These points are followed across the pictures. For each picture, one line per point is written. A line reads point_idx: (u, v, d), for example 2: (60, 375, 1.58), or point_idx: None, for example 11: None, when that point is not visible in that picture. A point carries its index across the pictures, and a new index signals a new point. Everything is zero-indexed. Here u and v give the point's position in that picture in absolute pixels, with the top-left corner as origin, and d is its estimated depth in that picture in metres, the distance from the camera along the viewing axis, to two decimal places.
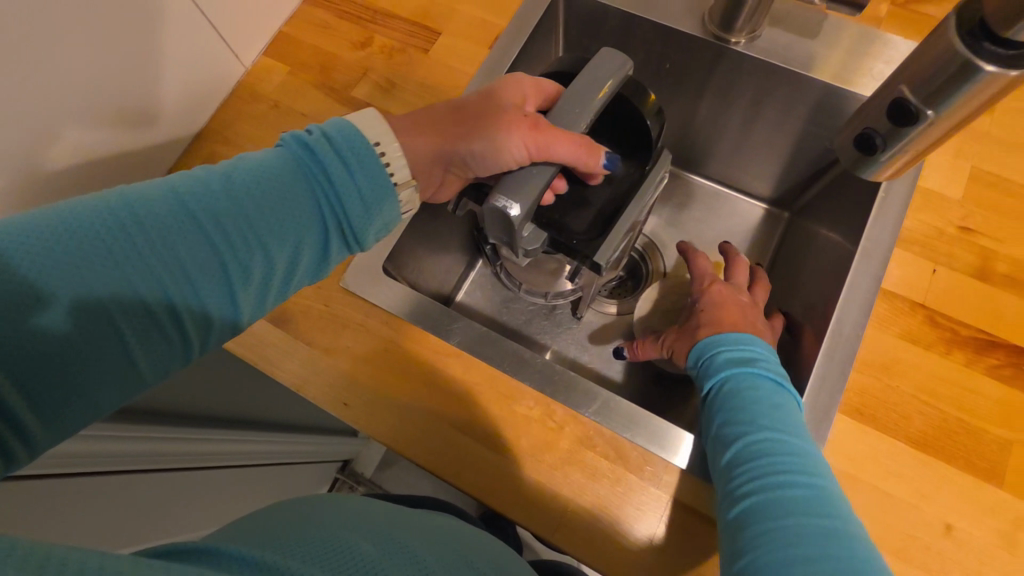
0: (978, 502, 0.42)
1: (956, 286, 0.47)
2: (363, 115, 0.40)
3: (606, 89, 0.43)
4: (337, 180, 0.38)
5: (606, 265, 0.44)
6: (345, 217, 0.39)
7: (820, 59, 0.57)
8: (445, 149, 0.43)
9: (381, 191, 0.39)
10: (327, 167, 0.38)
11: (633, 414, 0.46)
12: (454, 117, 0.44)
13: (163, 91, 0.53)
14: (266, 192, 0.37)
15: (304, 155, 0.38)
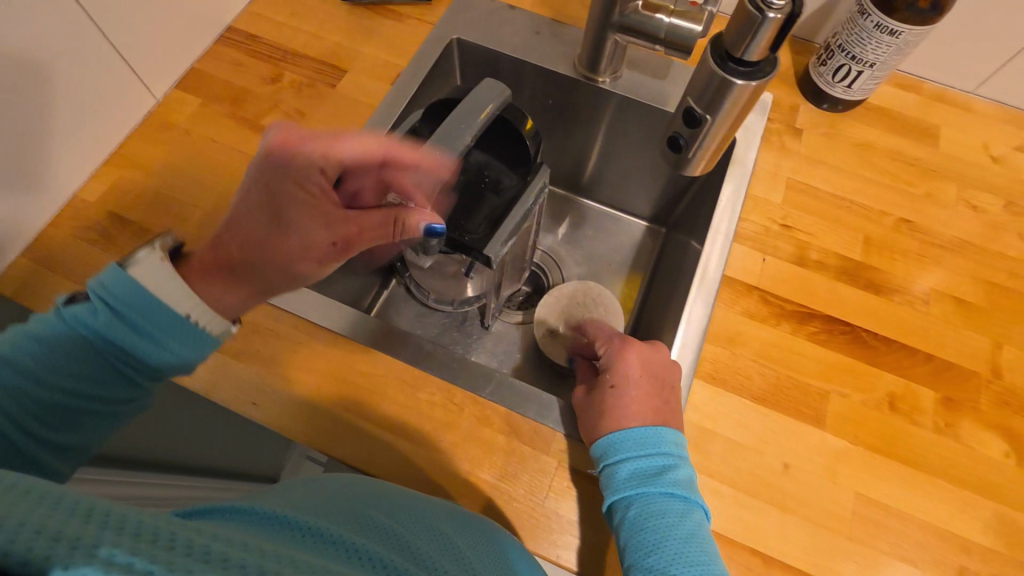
0: (808, 443, 0.50)
1: (781, 270, 0.58)
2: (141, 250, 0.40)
3: (490, 110, 0.50)
4: (138, 339, 0.39)
5: (494, 257, 0.51)
6: (142, 362, 0.40)
7: (670, 96, 0.69)
8: (272, 282, 0.46)
9: (194, 344, 0.41)
10: (121, 341, 0.39)
11: (525, 391, 0.52)
12: (292, 263, 0.46)
13: (70, 117, 0.55)
14: (72, 372, 0.39)
15: (107, 333, 0.39)
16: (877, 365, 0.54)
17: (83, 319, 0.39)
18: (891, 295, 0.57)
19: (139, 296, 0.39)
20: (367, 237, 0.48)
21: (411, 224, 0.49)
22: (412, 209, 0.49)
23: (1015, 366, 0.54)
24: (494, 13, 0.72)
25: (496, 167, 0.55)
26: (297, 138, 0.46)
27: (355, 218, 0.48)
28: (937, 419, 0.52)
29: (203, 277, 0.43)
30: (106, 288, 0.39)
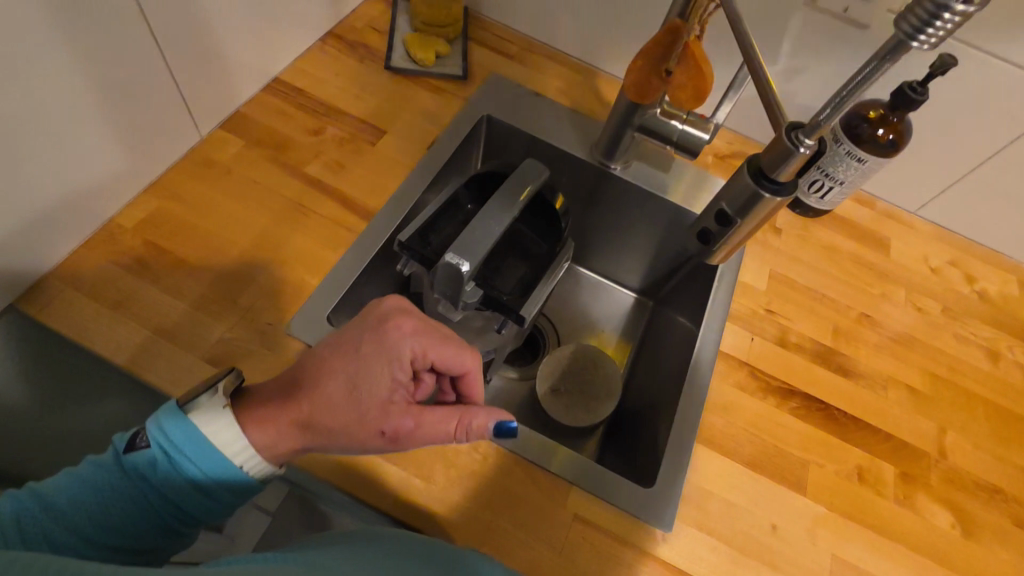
0: (792, 507, 0.56)
1: (765, 349, 0.66)
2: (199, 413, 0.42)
3: (533, 186, 0.56)
4: (194, 496, 0.41)
5: (529, 318, 0.55)
6: (189, 516, 0.42)
7: (672, 187, 0.78)
8: (314, 439, 0.45)
9: (243, 492, 0.43)
10: (177, 497, 0.41)
11: (545, 445, 0.55)
12: (347, 438, 0.45)
13: (120, 145, 0.57)
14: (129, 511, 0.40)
15: (164, 491, 0.41)
16: (847, 440, 0.61)
17: (141, 470, 0.40)
18: (856, 378, 0.66)
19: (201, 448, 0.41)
20: (420, 434, 0.46)
21: (472, 427, 0.47)
22: (480, 413, 0.48)
23: (956, 449, 0.64)
24: (521, 97, 0.80)
25: (529, 237, 0.61)
26: (411, 310, 0.49)
27: (412, 418, 0.45)
28: (897, 491, 0.59)
29: (257, 417, 0.44)
30: (167, 437, 0.41)
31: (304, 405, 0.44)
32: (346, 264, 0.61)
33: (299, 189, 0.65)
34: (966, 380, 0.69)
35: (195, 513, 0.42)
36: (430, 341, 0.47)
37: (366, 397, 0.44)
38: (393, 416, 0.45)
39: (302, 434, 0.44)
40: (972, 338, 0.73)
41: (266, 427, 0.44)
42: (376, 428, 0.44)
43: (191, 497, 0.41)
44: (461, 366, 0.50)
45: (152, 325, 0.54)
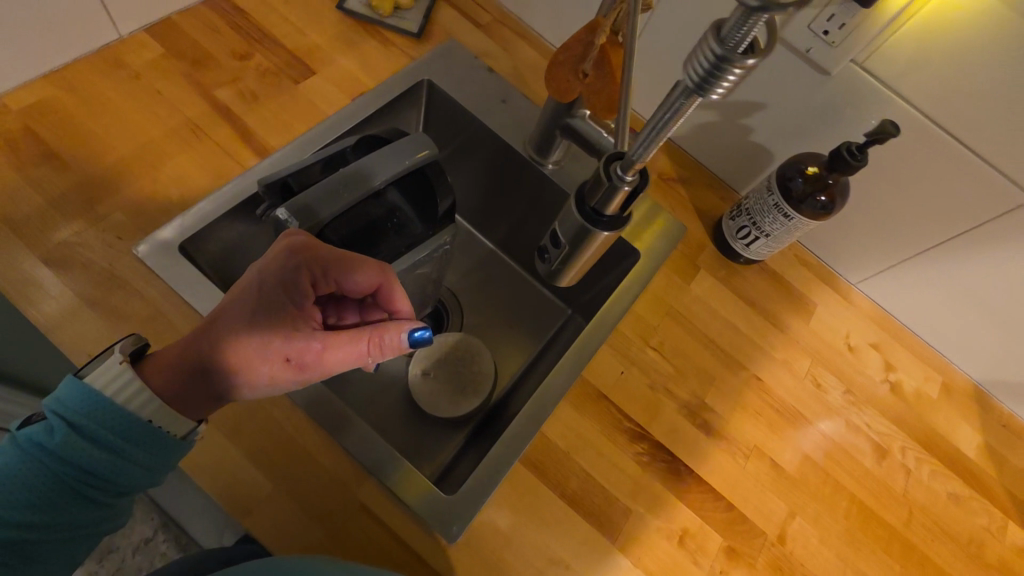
0: (595, 552, 0.54)
1: (632, 387, 0.63)
2: (94, 376, 0.41)
3: (413, 160, 0.54)
4: (107, 460, 0.41)
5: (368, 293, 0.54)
6: (108, 482, 0.42)
7: None
8: (219, 385, 0.44)
9: (158, 450, 0.42)
10: (84, 463, 0.40)
11: (358, 428, 0.53)
12: (252, 376, 0.44)
13: (20, 28, 0.56)
14: (42, 480, 0.40)
15: (66, 458, 0.40)
16: (683, 500, 0.58)
17: (39, 443, 0.40)
18: (719, 441, 0.63)
19: (108, 412, 0.40)
20: (330, 356, 0.45)
21: (385, 341, 0.46)
22: (392, 329, 0.47)
23: (800, 538, 0.60)
24: (471, 69, 0.76)
25: (406, 216, 0.57)
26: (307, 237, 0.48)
27: (317, 342, 0.44)
28: (715, 564, 0.57)
29: (155, 371, 0.43)
30: (65, 407, 0.40)
31: (196, 345, 0.44)
32: (220, 196, 0.58)
33: (202, 112, 0.63)
34: (839, 472, 0.65)
35: (110, 478, 0.41)
36: (325, 261, 0.46)
37: (266, 325, 0.44)
38: (299, 338, 0.44)
39: (202, 376, 0.43)
40: (864, 430, 0.68)
41: (163, 386, 0.43)
42: (279, 358, 0.44)
43: (103, 460, 0.41)
44: (369, 284, 0.50)
45: (1, 213, 0.53)
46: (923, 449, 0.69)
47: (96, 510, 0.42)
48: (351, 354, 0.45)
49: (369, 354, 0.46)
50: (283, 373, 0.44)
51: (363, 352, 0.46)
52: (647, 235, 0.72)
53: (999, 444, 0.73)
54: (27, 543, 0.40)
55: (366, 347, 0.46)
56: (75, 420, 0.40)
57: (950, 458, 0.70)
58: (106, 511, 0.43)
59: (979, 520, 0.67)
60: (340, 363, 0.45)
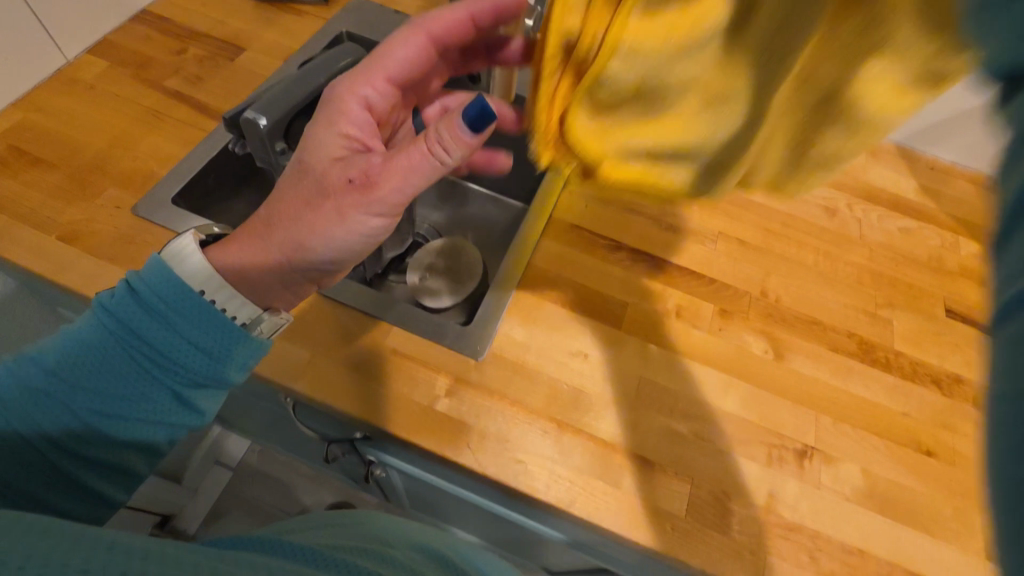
0: (605, 336, 0.60)
1: (598, 212, 0.70)
2: (177, 262, 0.47)
3: (346, 61, 0.61)
4: (184, 346, 0.45)
5: None
6: (183, 373, 0.45)
7: (530, 85, 0.83)
8: (293, 243, 0.50)
9: (230, 346, 0.46)
10: (163, 345, 0.44)
11: (373, 297, 0.60)
12: (330, 212, 0.50)
13: None
14: (130, 360, 0.44)
15: (147, 335, 0.44)
16: (669, 283, 0.66)
17: (125, 321, 0.43)
18: (687, 234, 0.70)
19: (175, 288, 0.44)
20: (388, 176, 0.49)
21: (440, 139, 0.47)
22: (444, 120, 0.47)
23: (780, 289, 0.68)
24: (381, 14, 0.85)
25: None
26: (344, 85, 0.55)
27: (376, 164, 0.50)
28: (714, 324, 0.63)
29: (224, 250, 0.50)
30: (142, 282, 0.44)
31: (269, 226, 0.51)
32: (197, 153, 0.66)
33: (157, 99, 0.70)
34: (799, 234, 0.73)
35: (176, 366, 0.45)
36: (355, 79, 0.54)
37: (322, 171, 0.51)
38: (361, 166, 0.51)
39: (270, 243, 0.50)
40: (810, 199, 0.77)
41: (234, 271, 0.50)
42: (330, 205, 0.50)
43: (175, 344, 0.44)
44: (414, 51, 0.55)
45: (9, 211, 0.60)
46: (865, 202, 0.78)
47: (176, 399, 0.46)
48: (410, 158, 0.48)
49: (436, 146, 0.47)
50: (356, 204, 0.50)
51: (428, 141, 0.48)
52: None
53: (929, 183, 0.83)
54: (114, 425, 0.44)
55: (430, 140, 0.48)
56: (145, 296, 0.44)
57: (890, 202, 0.79)
58: (180, 405, 0.47)
59: (931, 242, 0.76)
60: (405, 168, 0.49)
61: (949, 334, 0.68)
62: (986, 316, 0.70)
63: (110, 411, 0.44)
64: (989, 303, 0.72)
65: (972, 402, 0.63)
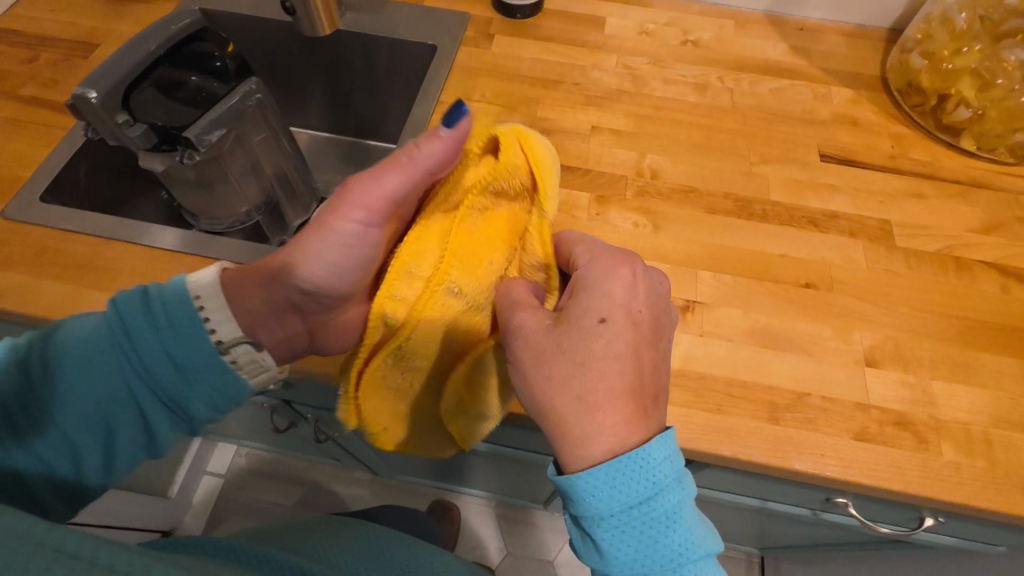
0: None
1: None
2: (202, 281, 0.48)
3: (177, 28, 0.64)
4: (179, 371, 0.46)
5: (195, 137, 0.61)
6: (175, 398, 0.47)
7: (394, 26, 0.84)
8: (294, 262, 0.49)
9: (225, 378, 0.47)
10: (158, 366, 0.46)
11: (253, 248, 0.63)
12: (324, 236, 0.47)
13: None
14: (127, 370, 0.46)
15: (148, 352, 0.45)
16: None
17: (127, 331, 0.45)
18: (560, 134, 0.72)
19: (189, 312, 0.46)
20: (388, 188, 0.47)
21: (427, 142, 0.43)
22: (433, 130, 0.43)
23: (656, 167, 0.70)
24: None
25: (204, 76, 0.66)
26: None
27: (364, 184, 0.45)
28: (591, 211, 0.66)
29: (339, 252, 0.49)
30: (165, 295, 0.46)
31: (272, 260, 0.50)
32: (61, 150, 0.67)
33: (15, 107, 0.71)
34: (672, 113, 0.75)
35: (165, 394, 0.47)
36: None
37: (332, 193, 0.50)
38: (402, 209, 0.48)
39: (272, 267, 0.49)
40: (679, 80, 0.78)
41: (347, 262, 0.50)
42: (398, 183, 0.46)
43: (170, 364, 0.46)
44: None
45: None
46: (734, 72, 0.80)
47: (161, 424, 0.48)
48: (390, 173, 0.44)
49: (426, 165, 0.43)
50: (355, 195, 0.45)
51: (413, 147, 0.43)
52: (435, 32, 0.83)
53: (799, 44, 0.84)
54: (80, 435, 0.44)
55: (411, 150, 0.43)
56: (163, 308, 0.46)
57: (760, 67, 0.81)
58: (162, 431, 0.48)
59: (803, 96, 0.78)
60: (379, 185, 0.44)
61: (823, 177, 0.70)
62: (860, 153, 0.73)
63: (89, 418, 0.44)
64: (861, 141, 0.74)
65: (848, 233, 0.65)
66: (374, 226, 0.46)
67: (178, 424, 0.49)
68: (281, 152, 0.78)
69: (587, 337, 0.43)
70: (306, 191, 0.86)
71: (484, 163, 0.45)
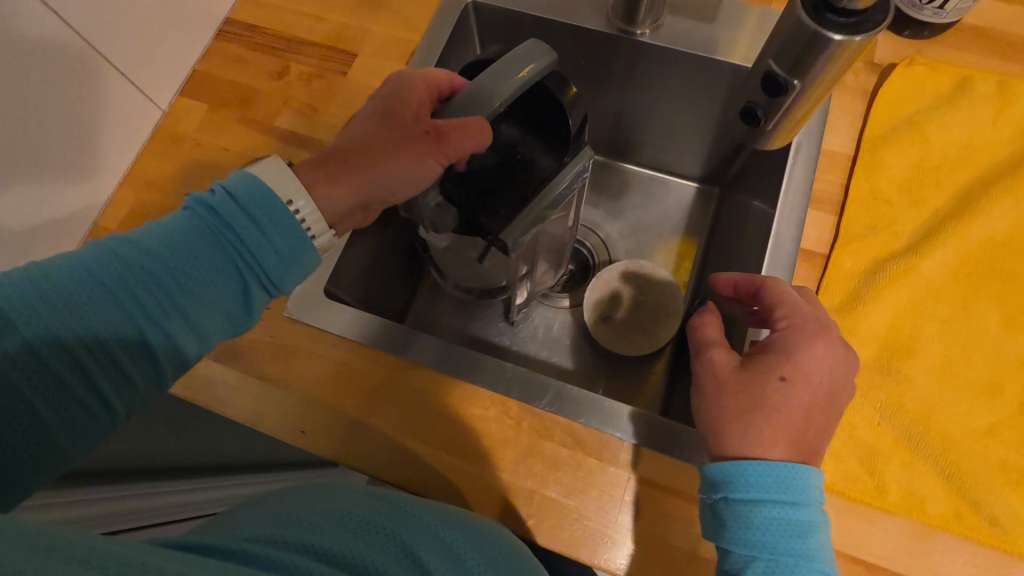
0: (922, 432, 0.44)
1: (869, 238, 0.50)
2: (267, 166, 0.41)
3: (523, 76, 0.41)
4: (261, 242, 0.39)
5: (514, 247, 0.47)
6: (262, 270, 0.40)
7: (719, 42, 0.62)
8: None
9: (301, 247, 0.41)
10: (255, 249, 0.39)
11: (585, 399, 0.48)
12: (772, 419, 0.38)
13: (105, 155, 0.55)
14: (188, 239, 0.38)
15: (228, 220, 0.39)
16: (997, 338, 0.46)
17: (215, 213, 0.39)
18: (1011, 254, 0.48)
19: (256, 190, 0.39)
20: (779, 423, 0.38)
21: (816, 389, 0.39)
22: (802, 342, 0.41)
23: None
24: None
25: (531, 143, 0.48)
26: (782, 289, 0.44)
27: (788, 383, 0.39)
28: None
29: (312, 172, 0.45)
30: (236, 188, 0.39)
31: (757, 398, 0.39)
32: None
33: (274, 145, 0.58)
34: None
35: (252, 264, 0.39)
36: (774, 305, 0.43)
37: None
38: (777, 307, 0.43)
39: None
40: None
41: (708, 448, 0.40)
42: (821, 339, 0.40)
43: (248, 229, 0.39)
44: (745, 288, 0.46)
45: None
46: None
47: (242, 288, 0.40)
48: (827, 345, 0.40)
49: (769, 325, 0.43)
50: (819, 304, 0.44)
51: (807, 329, 0.41)
52: None
53: None
54: (143, 303, 0.37)
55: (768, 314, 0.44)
56: (241, 203, 0.39)
57: None
58: (247, 300, 0.40)
59: None
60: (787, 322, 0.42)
61: None
62: None
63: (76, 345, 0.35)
64: None
65: None
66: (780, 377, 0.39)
67: (179, 330, 0.38)
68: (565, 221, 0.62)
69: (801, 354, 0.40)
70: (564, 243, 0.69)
71: (885, 309, 0.47)
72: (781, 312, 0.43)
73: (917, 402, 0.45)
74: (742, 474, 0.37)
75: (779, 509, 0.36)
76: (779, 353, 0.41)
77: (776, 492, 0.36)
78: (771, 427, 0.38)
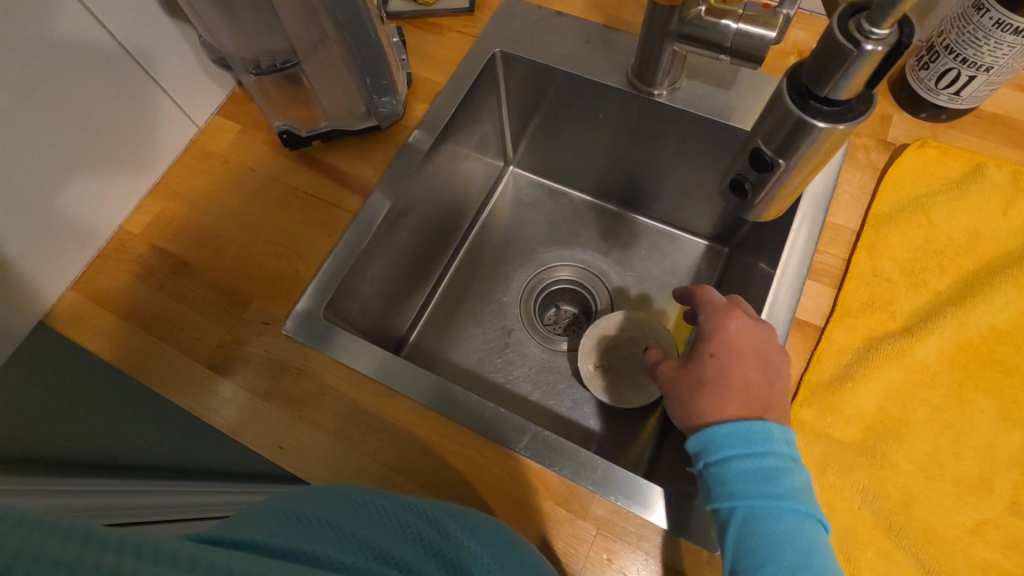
0: (903, 524, 0.42)
1: (866, 316, 0.49)
2: None
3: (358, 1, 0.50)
4: None
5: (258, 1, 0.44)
6: None
7: (734, 108, 0.63)
8: None
9: None
10: None
11: (562, 446, 0.48)
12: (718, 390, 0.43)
13: (141, 165, 0.59)
14: None
15: None
16: (988, 432, 0.45)
17: None
18: (1012, 345, 0.48)
19: None
20: (723, 390, 0.43)
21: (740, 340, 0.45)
22: (728, 321, 0.47)
23: None
24: (540, 22, 0.69)
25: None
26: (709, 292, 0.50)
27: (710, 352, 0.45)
28: None
29: None
30: None
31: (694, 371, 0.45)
32: (345, 247, 0.57)
33: (296, 168, 0.61)
34: None
35: None
36: (699, 303, 0.50)
37: None
38: (700, 308, 0.50)
39: None
40: None
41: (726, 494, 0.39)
42: (733, 315, 0.46)
43: None
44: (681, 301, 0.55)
45: (164, 333, 0.54)
46: None
47: None
48: (738, 318, 0.46)
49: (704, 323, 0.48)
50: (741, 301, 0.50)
51: (725, 313, 0.47)
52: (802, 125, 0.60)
53: None
54: None
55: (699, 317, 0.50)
56: None
57: None
58: None
59: None
60: (716, 316, 0.47)
61: None
62: None
63: None
64: None
65: None
66: (707, 351, 0.45)
67: None
68: (308, 8, 0.49)
69: (725, 334, 0.46)
70: (378, 83, 0.57)
71: (877, 388, 0.46)
72: (703, 305, 0.50)
73: (900, 489, 0.43)
74: (713, 438, 0.40)
75: (752, 474, 0.39)
76: (704, 338, 0.46)
77: (760, 482, 0.38)
78: (720, 394, 0.42)
